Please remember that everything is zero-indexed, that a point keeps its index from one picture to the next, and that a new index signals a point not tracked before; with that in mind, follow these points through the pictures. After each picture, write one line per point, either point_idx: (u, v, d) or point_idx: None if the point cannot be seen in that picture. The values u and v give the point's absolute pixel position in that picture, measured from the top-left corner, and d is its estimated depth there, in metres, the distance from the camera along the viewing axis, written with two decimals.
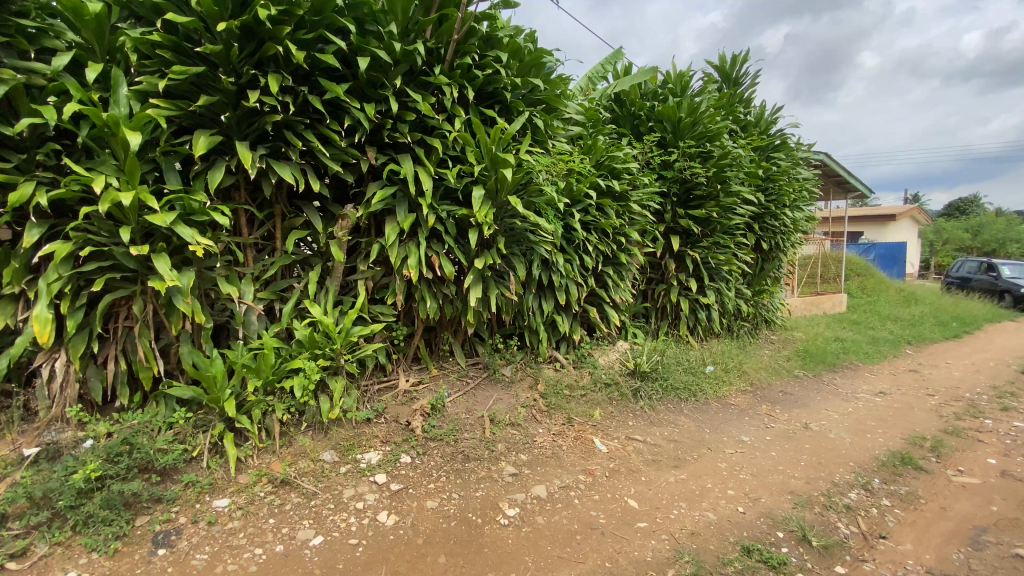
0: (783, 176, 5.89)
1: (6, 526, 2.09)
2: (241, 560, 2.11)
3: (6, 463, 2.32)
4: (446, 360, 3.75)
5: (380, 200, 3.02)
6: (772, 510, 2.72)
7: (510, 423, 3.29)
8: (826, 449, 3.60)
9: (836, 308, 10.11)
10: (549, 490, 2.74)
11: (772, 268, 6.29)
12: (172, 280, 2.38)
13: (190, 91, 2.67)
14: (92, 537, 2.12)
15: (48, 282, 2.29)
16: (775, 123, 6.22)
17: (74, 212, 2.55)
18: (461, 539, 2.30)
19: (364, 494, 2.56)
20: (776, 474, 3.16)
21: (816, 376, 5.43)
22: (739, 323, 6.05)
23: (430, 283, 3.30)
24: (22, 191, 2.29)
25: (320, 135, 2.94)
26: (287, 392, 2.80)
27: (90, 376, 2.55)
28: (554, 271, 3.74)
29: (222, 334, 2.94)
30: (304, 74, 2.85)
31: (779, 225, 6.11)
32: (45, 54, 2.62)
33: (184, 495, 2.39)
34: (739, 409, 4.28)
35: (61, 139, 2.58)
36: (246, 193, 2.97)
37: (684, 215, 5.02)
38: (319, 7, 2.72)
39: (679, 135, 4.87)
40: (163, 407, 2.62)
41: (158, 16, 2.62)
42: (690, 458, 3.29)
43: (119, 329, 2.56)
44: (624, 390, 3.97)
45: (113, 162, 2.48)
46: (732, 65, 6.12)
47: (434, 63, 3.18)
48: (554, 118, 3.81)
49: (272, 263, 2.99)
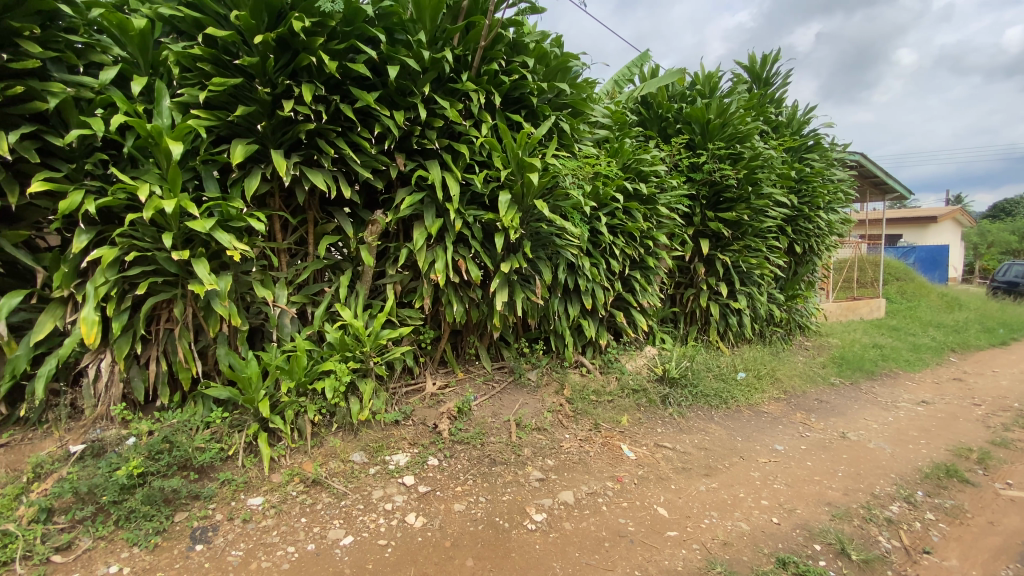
0: (817, 177, 5.74)
1: (53, 519, 2.19)
2: (275, 558, 2.15)
3: (55, 458, 2.45)
4: (472, 363, 3.77)
5: (408, 205, 3.07)
6: (809, 522, 2.63)
7: (536, 428, 3.29)
8: (865, 460, 3.47)
9: (875, 314, 9.74)
10: (576, 496, 2.71)
11: (806, 271, 6.12)
12: (210, 284, 2.46)
13: (227, 102, 2.77)
14: (133, 532, 2.19)
15: (96, 285, 2.40)
16: (807, 123, 6.07)
17: (120, 218, 2.67)
18: (488, 542, 2.31)
19: (393, 495, 2.59)
20: (812, 485, 3.05)
21: (853, 385, 5.24)
22: (771, 329, 5.90)
23: (456, 287, 3.33)
24: (72, 200, 2.40)
25: (352, 143, 3.01)
26: (318, 394, 2.85)
27: (133, 375, 2.65)
28: (580, 275, 3.71)
29: (257, 337, 3.02)
30: (336, 83, 2.93)
31: (813, 228, 5.93)
32: (93, 69, 2.76)
33: (221, 493, 2.47)
34: (772, 417, 4.16)
35: (108, 149, 2.71)
36: (280, 200, 3.06)
37: (714, 218, 4.92)
38: (350, 17, 2.79)
39: (709, 137, 4.79)
40: (201, 406, 2.71)
41: (199, 30, 2.73)
42: (721, 466, 3.21)
43: (161, 331, 2.67)
44: (652, 396, 3.91)
45: (156, 171, 2.59)
46: (762, 65, 6.00)
47: (461, 70, 3.21)
48: (581, 122, 3.79)
49: (304, 267, 3.07)
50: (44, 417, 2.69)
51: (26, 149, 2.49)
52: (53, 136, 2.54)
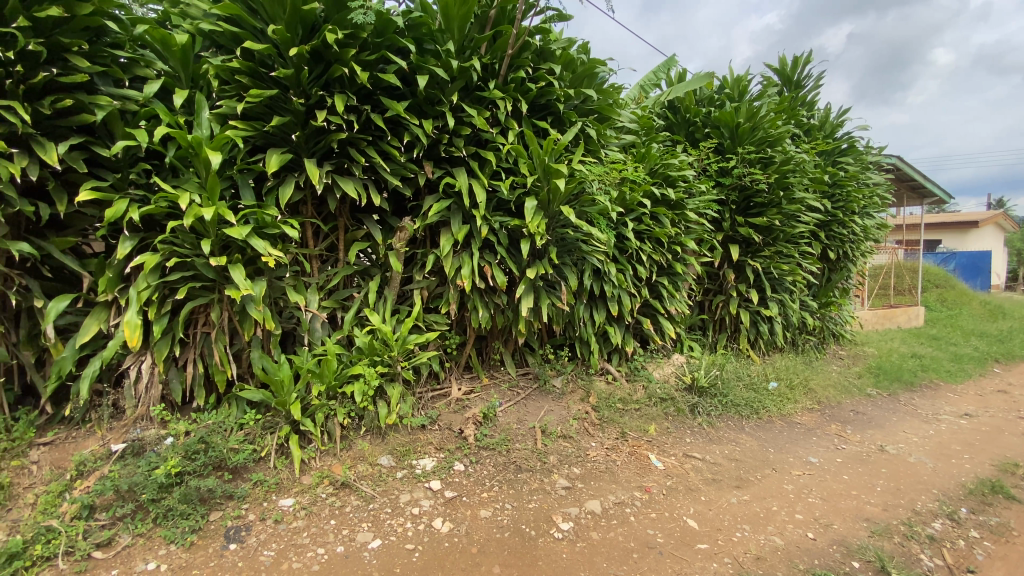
0: (851, 181, 5.58)
1: (94, 516, 2.28)
2: (305, 559, 2.19)
3: (97, 456, 2.54)
4: (497, 369, 3.77)
5: (436, 212, 3.11)
6: (846, 538, 2.54)
7: (562, 435, 3.26)
8: (905, 474, 3.33)
9: (913, 323, 9.37)
10: (603, 506, 2.68)
11: (840, 278, 5.95)
12: (246, 289, 2.54)
13: (263, 113, 2.85)
14: (170, 529, 2.26)
15: (138, 290, 2.49)
16: (841, 126, 5.92)
17: (162, 225, 2.77)
18: (515, 549, 2.30)
19: (420, 500, 2.61)
20: (849, 499, 2.94)
21: (891, 396, 5.04)
22: (804, 337, 5.73)
23: (482, 293, 3.34)
24: (117, 208, 2.50)
25: (381, 151, 3.07)
26: (348, 398, 2.89)
27: (171, 377, 2.73)
28: (606, 281, 3.68)
29: (289, 341, 3.09)
30: (367, 93, 3.00)
31: (848, 233, 5.76)
32: (137, 82, 2.89)
33: (253, 493, 2.52)
34: (805, 428, 4.03)
35: (150, 159, 2.82)
36: (312, 208, 3.13)
37: (744, 224, 4.82)
38: (381, 29, 2.86)
39: (738, 141, 4.71)
40: (235, 407, 2.78)
41: (237, 44, 2.83)
42: (753, 478, 3.13)
43: (198, 335, 2.75)
44: (680, 405, 3.84)
45: (196, 180, 2.69)
46: (793, 68, 5.89)
47: (489, 78, 3.25)
48: (607, 127, 3.79)
49: (335, 273, 3.13)
50: (87, 416, 2.80)
51: (75, 160, 2.61)
52: (99, 147, 2.66)
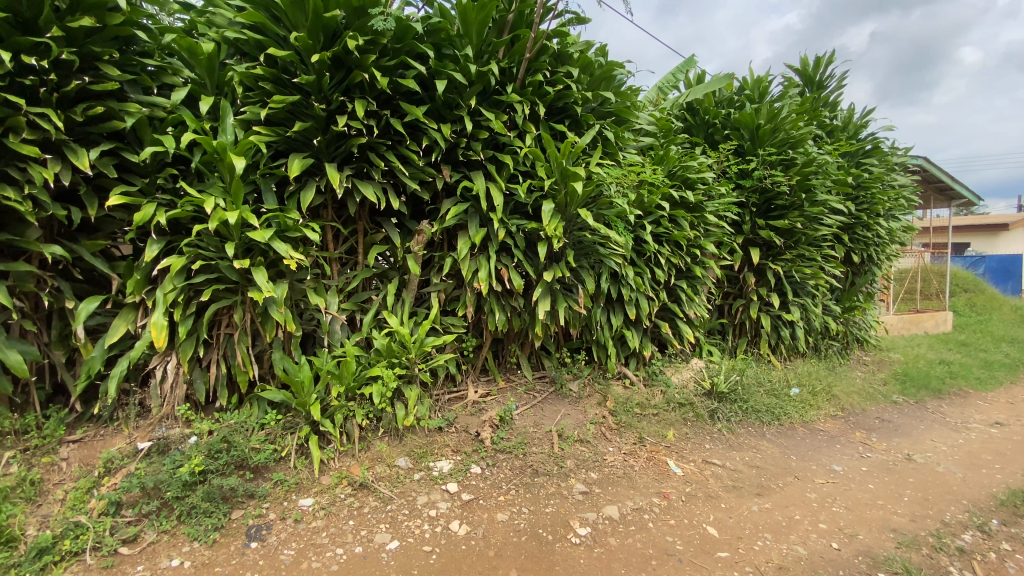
0: (876, 183, 5.46)
1: (121, 512, 2.33)
2: (324, 559, 2.21)
3: (124, 454, 2.61)
4: (513, 372, 3.77)
5: (453, 216, 3.13)
6: (872, 549, 2.47)
7: (579, 439, 3.24)
8: (933, 484, 3.23)
9: (941, 328, 9.10)
10: (621, 511, 2.65)
11: (864, 281, 5.82)
12: (268, 292, 2.58)
13: (286, 118, 2.90)
14: (193, 527, 2.31)
15: (165, 291, 2.55)
16: (865, 127, 5.80)
17: (187, 229, 2.83)
18: (532, 554, 2.29)
19: (437, 502, 2.61)
20: (875, 509, 2.87)
21: (918, 404, 4.90)
22: (827, 342, 5.61)
23: (499, 296, 3.35)
24: (145, 212, 2.57)
25: (400, 155, 3.11)
26: (366, 399, 2.92)
27: (195, 377, 2.79)
28: (623, 284, 3.65)
29: (309, 342, 3.12)
30: (387, 98, 3.03)
31: (873, 236, 5.63)
32: (165, 90, 2.97)
33: (274, 492, 2.56)
34: (829, 435, 3.94)
35: (176, 165, 2.89)
36: (333, 211, 3.17)
37: (764, 227, 4.75)
38: (401, 34, 2.89)
39: (759, 143, 4.63)
40: (256, 408, 2.82)
41: (260, 51, 2.89)
42: (775, 486, 3.07)
43: (221, 336, 2.80)
44: (699, 411, 3.79)
45: (220, 185, 2.75)
46: (815, 68, 5.79)
47: (506, 82, 3.26)
48: (625, 130, 3.77)
49: (354, 276, 3.17)
50: (115, 414, 2.88)
51: (105, 165, 2.69)
52: (129, 153, 2.74)
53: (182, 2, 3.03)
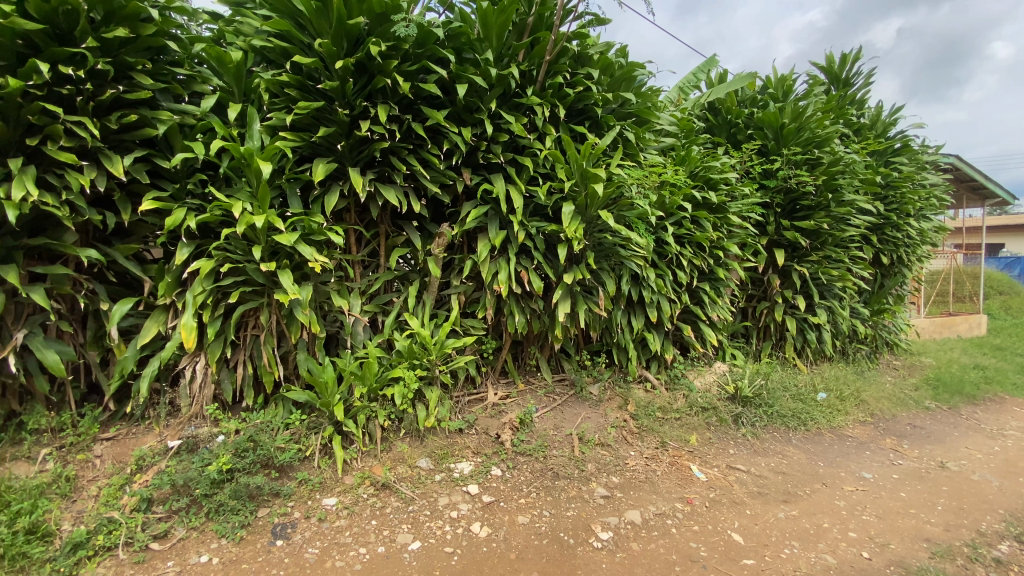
0: (906, 182, 5.32)
1: (152, 509, 2.40)
2: (348, 558, 2.24)
3: (155, 452, 2.68)
4: (533, 375, 3.76)
5: (474, 218, 3.15)
6: (904, 559, 2.39)
7: (600, 443, 3.22)
8: (968, 493, 3.12)
9: (975, 332, 8.79)
10: (643, 516, 2.62)
11: (894, 283, 5.66)
12: (293, 294, 2.64)
13: (310, 124, 2.96)
14: (221, 524, 2.36)
15: (194, 294, 2.62)
16: (894, 124, 5.65)
17: (215, 233, 2.90)
18: (554, 557, 2.28)
19: (458, 503, 2.62)
20: (907, 518, 2.78)
21: (952, 410, 4.74)
22: (854, 346, 5.47)
23: (519, 298, 3.36)
24: (176, 217, 2.64)
25: (422, 159, 3.14)
26: (388, 400, 2.95)
27: (223, 377, 2.85)
28: (644, 286, 3.61)
29: (333, 343, 3.17)
30: (408, 103, 3.07)
31: (903, 236, 5.48)
32: (195, 98, 3.05)
33: (298, 491, 2.60)
34: (858, 441, 3.84)
35: (205, 170, 2.97)
36: (355, 215, 3.22)
37: (789, 227, 4.66)
38: (422, 40, 2.93)
39: (783, 142, 4.55)
40: (281, 408, 2.87)
41: (286, 59, 2.95)
42: (802, 493, 3.00)
43: (248, 337, 2.86)
44: (723, 415, 3.72)
45: (248, 189, 2.82)
46: (841, 65, 5.67)
47: (526, 85, 3.27)
48: (646, 131, 3.75)
49: (376, 279, 3.21)
50: (146, 413, 2.96)
51: (139, 171, 2.78)
52: (160, 159, 2.82)
53: (210, 12, 3.11)
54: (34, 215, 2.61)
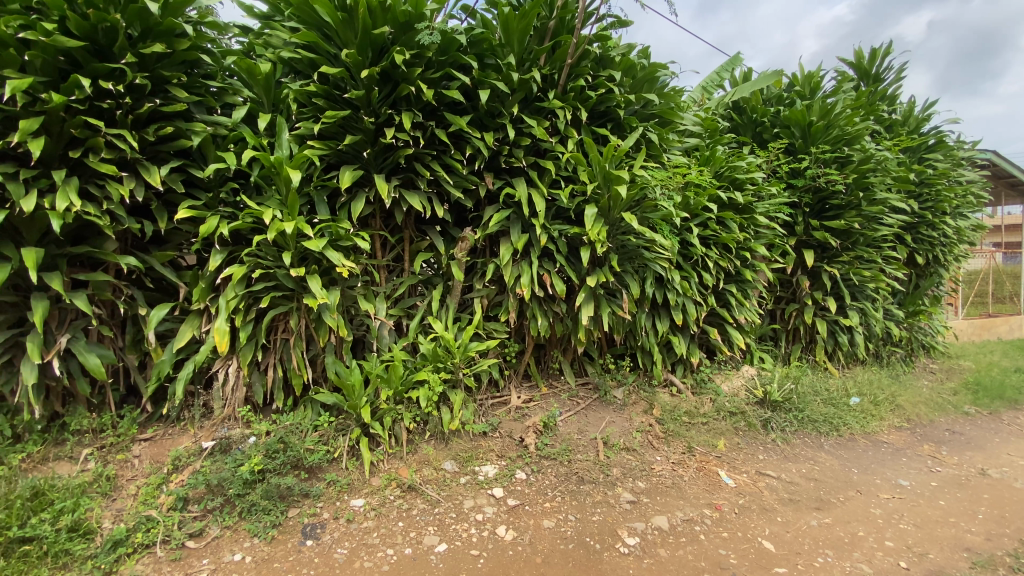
0: (942, 179, 5.15)
1: (188, 507, 2.47)
2: (376, 559, 2.27)
3: (190, 452, 2.76)
4: (556, 378, 3.76)
5: (496, 222, 3.17)
6: (945, 570, 2.31)
7: (625, 447, 3.19)
8: (1011, 501, 2.99)
9: (1018, 334, 8.43)
10: (670, 522, 2.59)
11: (930, 284, 5.47)
12: (322, 298, 2.70)
13: (337, 132, 3.02)
14: (253, 523, 2.42)
15: (227, 299, 2.70)
16: (928, 120, 5.47)
17: (247, 239, 2.99)
18: (580, 562, 2.26)
19: (483, 506, 2.63)
20: (946, 527, 2.68)
21: (994, 415, 4.55)
22: (889, 349, 5.30)
23: (541, 301, 3.36)
24: (209, 224, 2.72)
25: (445, 165, 3.18)
26: (413, 403, 2.98)
27: (254, 380, 2.93)
28: (669, 289, 3.57)
29: (359, 347, 3.23)
30: (432, 109, 3.11)
31: (938, 235, 5.30)
32: (227, 109, 3.16)
33: (327, 492, 2.65)
34: (893, 448, 3.72)
35: (237, 179, 3.06)
36: (381, 221, 3.27)
37: (819, 227, 4.56)
38: (445, 47, 2.96)
39: (811, 140, 4.44)
40: (310, 410, 2.93)
41: (313, 69, 3.02)
42: (835, 500, 2.92)
43: (278, 341, 2.93)
44: (751, 420, 3.65)
45: (277, 197, 2.90)
46: (871, 61, 5.52)
47: (548, 89, 3.28)
48: (669, 131, 3.71)
49: (401, 283, 3.26)
50: (181, 414, 3.05)
51: (174, 181, 2.88)
52: (195, 169, 2.92)
53: (241, 25, 3.21)
54: (77, 224, 2.73)
